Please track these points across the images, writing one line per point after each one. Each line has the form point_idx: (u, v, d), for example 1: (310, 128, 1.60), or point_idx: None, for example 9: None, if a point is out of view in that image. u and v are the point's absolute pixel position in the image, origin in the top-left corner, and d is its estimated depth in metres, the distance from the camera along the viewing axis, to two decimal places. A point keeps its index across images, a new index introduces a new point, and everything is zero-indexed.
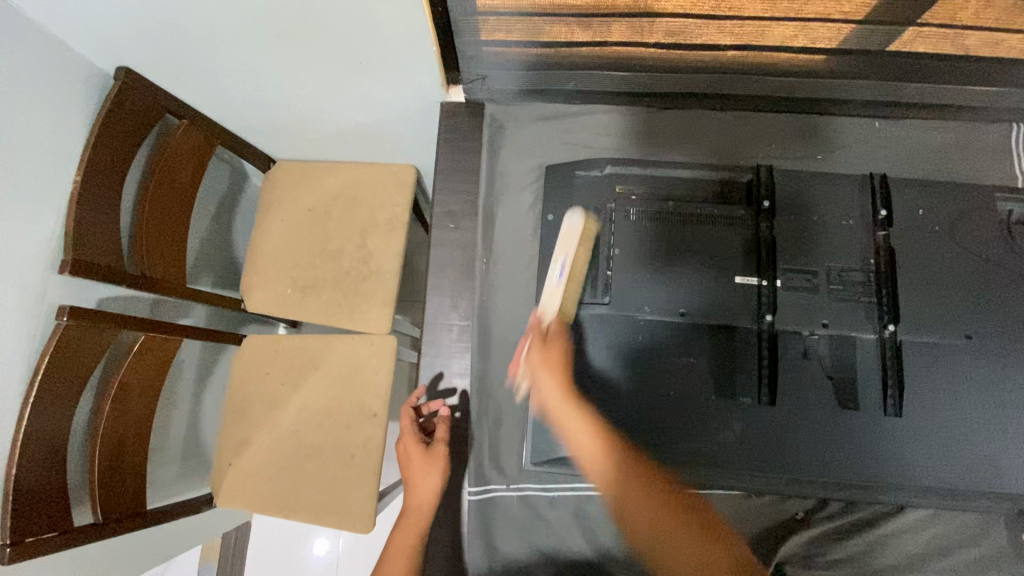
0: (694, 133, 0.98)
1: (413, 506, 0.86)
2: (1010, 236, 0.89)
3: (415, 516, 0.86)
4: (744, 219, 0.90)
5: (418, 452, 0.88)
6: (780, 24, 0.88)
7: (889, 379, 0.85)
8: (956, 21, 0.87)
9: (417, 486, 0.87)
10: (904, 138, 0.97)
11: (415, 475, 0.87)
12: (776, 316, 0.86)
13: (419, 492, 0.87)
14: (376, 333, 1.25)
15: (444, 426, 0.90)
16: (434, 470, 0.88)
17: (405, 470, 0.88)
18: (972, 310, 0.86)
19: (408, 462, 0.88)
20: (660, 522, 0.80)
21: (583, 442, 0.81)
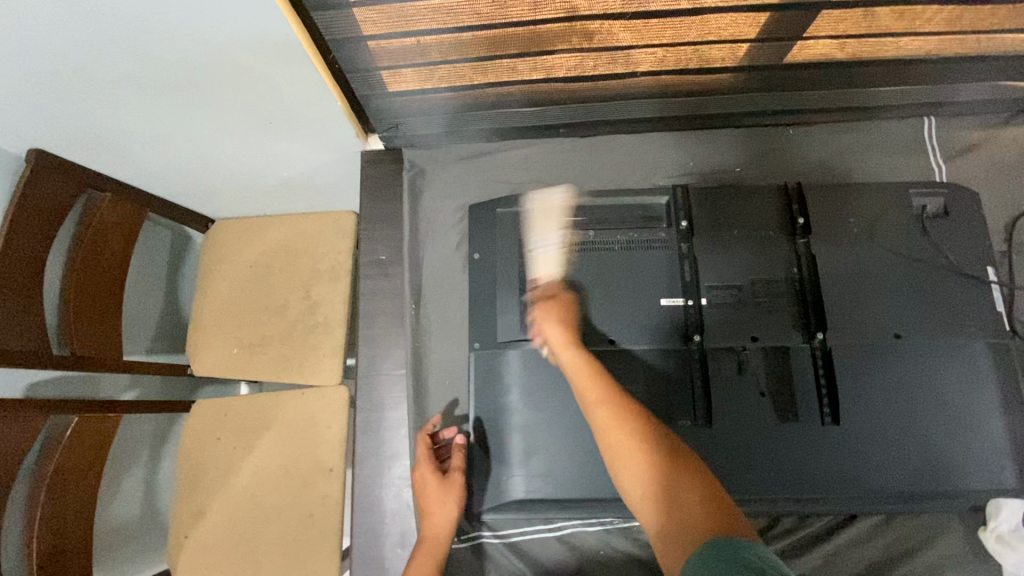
0: (614, 158, 1.00)
1: (427, 535, 0.82)
2: (926, 232, 0.90)
3: (432, 545, 0.82)
4: (664, 241, 0.90)
5: (435, 482, 0.83)
6: (675, 50, 0.88)
7: (823, 386, 0.85)
8: (841, 33, 0.86)
9: (433, 516, 0.82)
10: (816, 143, 0.99)
11: (431, 504, 0.83)
12: (703, 335, 0.86)
13: (437, 522, 0.82)
14: (326, 385, 1.23)
15: (461, 454, 0.86)
16: (450, 501, 0.83)
17: (423, 501, 0.84)
18: (898, 307, 0.87)
19: (425, 490, 0.83)
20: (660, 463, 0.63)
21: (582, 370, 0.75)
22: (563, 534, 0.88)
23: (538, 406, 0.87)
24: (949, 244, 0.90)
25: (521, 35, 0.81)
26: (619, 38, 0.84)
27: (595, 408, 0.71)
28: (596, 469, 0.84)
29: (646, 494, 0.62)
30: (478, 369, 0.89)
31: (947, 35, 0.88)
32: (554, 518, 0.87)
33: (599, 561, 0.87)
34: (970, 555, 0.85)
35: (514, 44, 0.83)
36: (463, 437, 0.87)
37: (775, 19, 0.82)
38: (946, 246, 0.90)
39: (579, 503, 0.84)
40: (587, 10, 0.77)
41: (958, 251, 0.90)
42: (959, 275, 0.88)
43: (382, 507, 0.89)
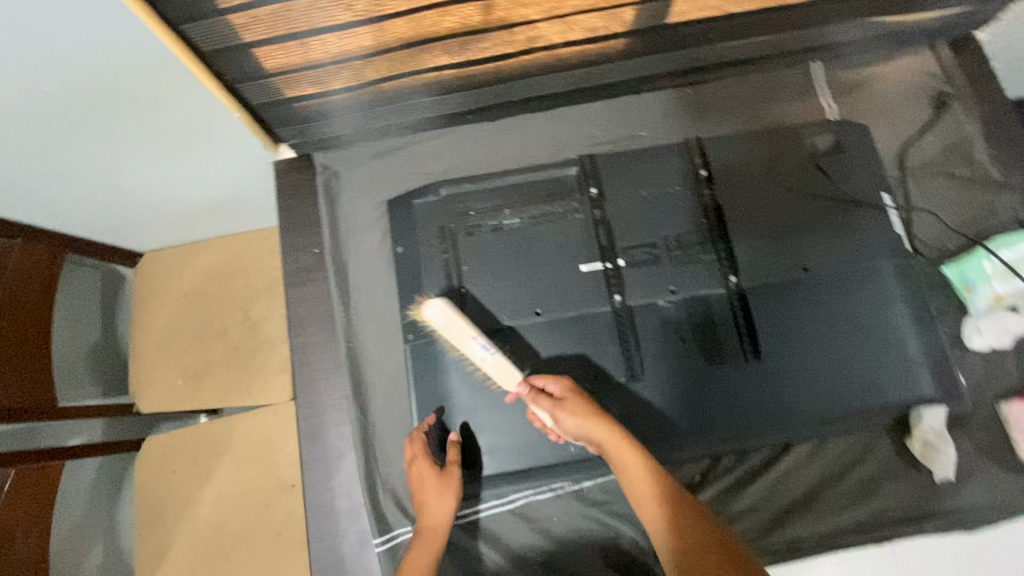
0: (524, 138, 1.02)
1: (426, 526, 0.80)
2: (820, 168, 0.95)
3: (432, 536, 0.80)
4: (578, 209, 0.92)
5: (433, 475, 0.82)
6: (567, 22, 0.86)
7: (743, 325, 0.89)
8: None
9: (431, 508, 0.81)
10: (713, 98, 1.03)
11: (429, 495, 0.82)
12: (625, 294, 0.89)
13: (437, 514, 0.81)
14: (279, 402, 1.22)
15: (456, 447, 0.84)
16: (450, 493, 0.81)
17: (420, 494, 0.82)
18: (802, 240, 0.91)
19: (423, 483, 0.82)
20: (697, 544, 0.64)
21: (635, 465, 0.71)
22: (518, 506, 0.88)
23: (476, 386, 0.88)
24: (842, 175, 0.95)
25: (406, 29, 0.80)
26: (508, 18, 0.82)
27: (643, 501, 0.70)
28: (540, 437, 0.86)
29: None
30: (414, 359, 0.90)
31: None
32: (507, 491, 0.88)
33: (557, 526, 0.88)
34: (904, 466, 0.89)
35: (399, 36, 0.81)
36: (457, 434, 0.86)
37: None
38: (841, 179, 0.95)
39: (527, 472, 0.86)
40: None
41: (852, 183, 0.95)
42: (853, 205, 0.94)
43: (336, 509, 0.88)
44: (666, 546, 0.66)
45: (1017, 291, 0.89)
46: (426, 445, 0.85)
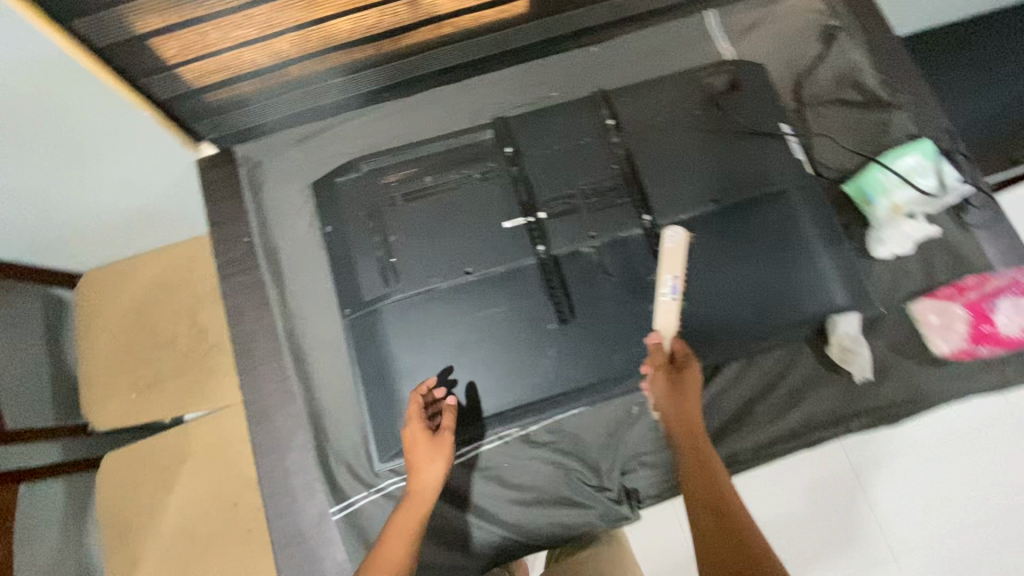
0: (441, 110, 1.06)
1: (413, 489, 0.80)
2: (719, 107, 1.00)
3: (418, 501, 0.79)
4: (496, 170, 0.95)
5: (426, 439, 0.81)
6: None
7: (661, 260, 0.93)
8: None
9: (421, 470, 0.80)
10: (613, 54, 1.10)
11: (420, 457, 0.81)
12: (548, 244, 0.92)
13: (426, 479, 0.80)
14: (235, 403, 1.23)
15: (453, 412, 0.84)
16: (440, 458, 0.81)
17: (411, 456, 0.82)
18: (708, 174, 0.97)
19: (414, 446, 0.81)
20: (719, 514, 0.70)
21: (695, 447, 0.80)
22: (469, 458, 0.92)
23: (415, 349, 0.90)
24: (739, 111, 1.01)
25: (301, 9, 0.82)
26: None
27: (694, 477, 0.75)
28: (482, 389, 0.90)
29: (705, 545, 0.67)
30: (354, 331, 0.92)
31: None
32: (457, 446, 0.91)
33: (507, 471, 0.93)
34: (825, 372, 0.95)
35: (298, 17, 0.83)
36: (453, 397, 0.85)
37: None
38: (740, 115, 1.01)
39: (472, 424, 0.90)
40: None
41: (750, 117, 1.01)
42: (753, 136, 1.00)
43: (292, 486, 0.90)
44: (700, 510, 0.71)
45: (911, 198, 0.96)
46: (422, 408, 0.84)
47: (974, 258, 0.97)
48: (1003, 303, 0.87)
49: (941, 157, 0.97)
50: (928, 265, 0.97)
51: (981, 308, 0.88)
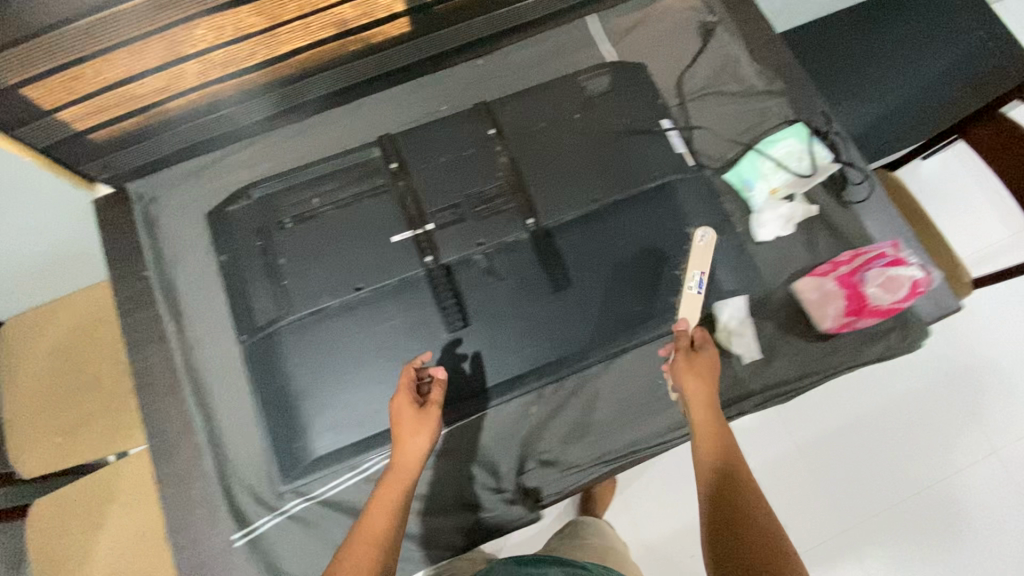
0: (335, 133, 1.08)
1: (396, 464, 0.80)
2: (597, 109, 1.03)
3: (401, 475, 0.80)
4: (383, 186, 0.96)
5: (411, 412, 0.82)
6: (334, 11, 0.90)
7: (548, 260, 0.97)
8: None
9: (407, 444, 0.80)
10: (502, 65, 1.13)
11: (405, 431, 0.81)
12: (437, 255, 0.94)
13: (409, 453, 0.80)
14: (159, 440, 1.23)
15: (440, 389, 0.85)
16: (424, 432, 0.82)
17: (395, 430, 0.82)
18: (590, 175, 1.00)
19: (400, 419, 0.82)
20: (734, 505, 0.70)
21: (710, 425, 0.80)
22: (369, 473, 0.90)
23: (312, 369, 0.92)
24: (620, 112, 1.03)
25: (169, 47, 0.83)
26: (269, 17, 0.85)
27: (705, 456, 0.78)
28: (380, 403, 0.91)
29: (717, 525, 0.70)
30: (252, 356, 0.93)
31: None
32: (357, 461, 0.90)
33: (412, 484, 0.93)
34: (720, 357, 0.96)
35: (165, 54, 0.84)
36: (445, 372, 0.86)
37: None
38: (621, 114, 1.03)
39: (371, 440, 0.89)
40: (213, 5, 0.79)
41: (630, 115, 1.04)
42: (633, 135, 1.02)
43: (195, 520, 0.89)
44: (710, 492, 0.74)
45: (786, 181, 1.00)
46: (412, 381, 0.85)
47: (854, 236, 1.01)
48: (872, 274, 0.88)
49: (814, 140, 1.01)
50: (811, 246, 1.01)
51: (853, 282, 0.90)
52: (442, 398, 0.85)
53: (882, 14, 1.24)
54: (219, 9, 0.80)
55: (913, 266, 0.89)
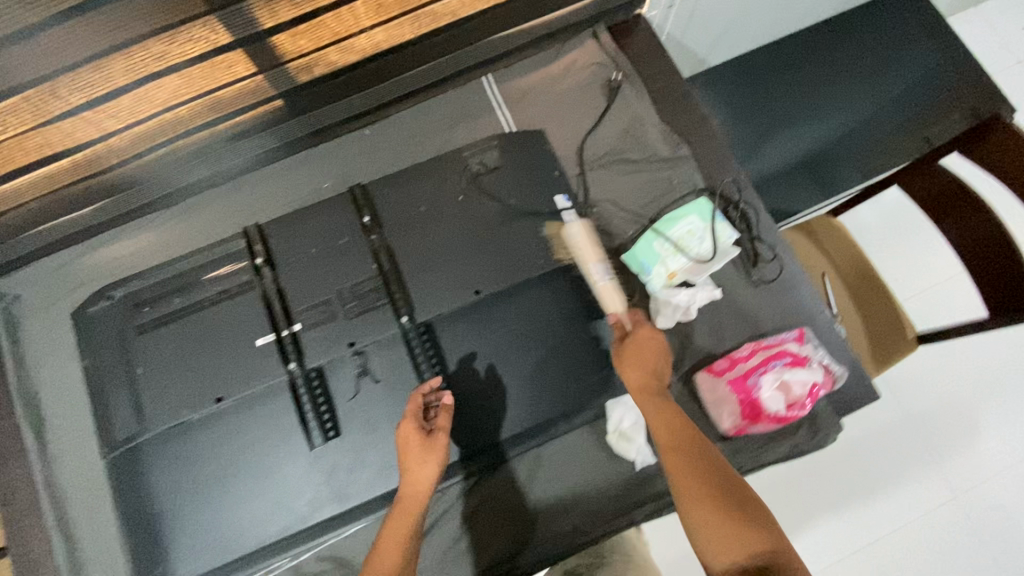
0: (211, 215, 1.00)
1: (405, 492, 0.77)
2: (482, 189, 0.95)
3: (410, 503, 0.76)
4: (248, 283, 0.90)
5: (416, 441, 0.77)
6: (181, 91, 0.86)
7: (428, 358, 0.89)
8: (330, 32, 0.88)
9: (411, 472, 0.77)
10: (390, 133, 1.03)
11: (411, 459, 0.77)
12: (302, 361, 0.87)
13: (416, 480, 0.77)
14: None
15: (448, 415, 0.80)
16: (432, 461, 0.76)
17: (401, 458, 0.78)
18: (475, 264, 0.91)
19: (404, 446, 0.78)
20: (712, 500, 0.65)
21: (660, 422, 0.73)
22: None
23: (169, 487, 0.85)
24: (508, 190, 0.95)
25: None
26: (100, 103, 0.80)
27: (666, 452, 0.71)
28: (242, 524, 0.85)
29: (696, 518, 0.65)
30: (112, 471, 0.88)
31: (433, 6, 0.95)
32: None
33: None
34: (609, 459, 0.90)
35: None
36: (451, 396, 0.80)
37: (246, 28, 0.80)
38: (509, 193, 0.95)
39: (233, 563, 0.85)
40: (23, 98, 0.74)
41: (519, 195, 0.95)
42: (525, 217, 0.94)
43: None
44: (680, 487, 0.67)
45: (684, 266, 0.92)
46: (422, 409, 0.81)
47: (763, 322, 0.93)
48: (767, 377, 0.83)
49: (718, 217, 0.93)
50: (716, 334, 0.93)
51: (748, 387, 0.83)
52: (450, 425, 0.79)
53: (794, 57, 1.45)
54: (32, 92, 0.74)
55: (812, 369, 0.83)
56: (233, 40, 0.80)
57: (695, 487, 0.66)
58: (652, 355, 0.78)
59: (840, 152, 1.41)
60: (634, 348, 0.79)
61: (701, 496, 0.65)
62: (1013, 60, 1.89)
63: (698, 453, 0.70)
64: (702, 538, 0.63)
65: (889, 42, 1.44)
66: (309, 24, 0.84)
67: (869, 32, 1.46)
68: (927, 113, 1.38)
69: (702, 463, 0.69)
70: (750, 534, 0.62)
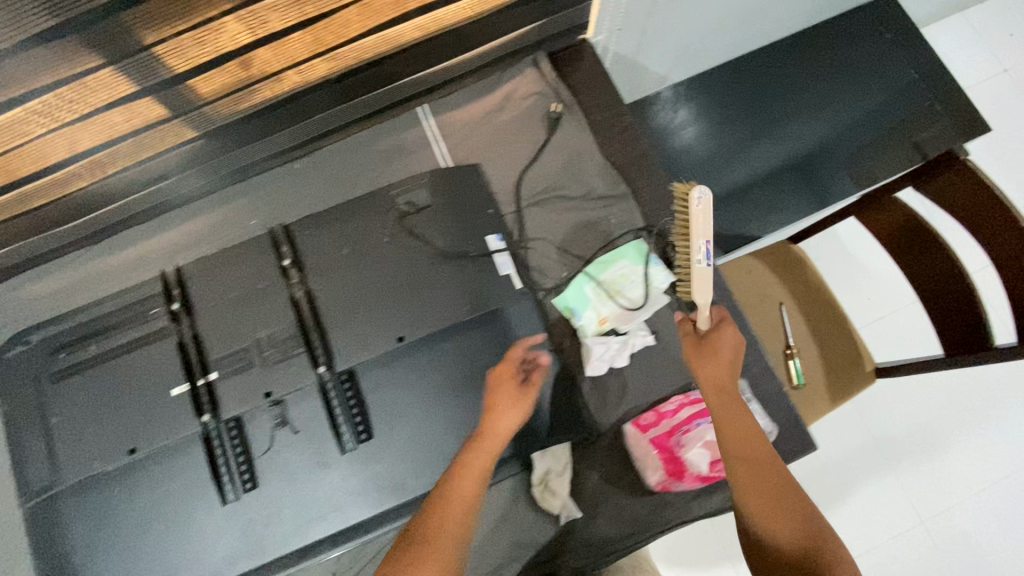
0: (132, 254, 0.96)
1: (490, 429, 0.75)
2: (408, 230, 0.91)
3: (498, 439, 0.75)
4: (164, 329, 0.87)
5: (511, 387, 0.79)
6: (87, 128, 0.83)
7: (348, 407, 0.86)
8: (242, 67, 0.85)
9: (501, 415, 0.76)
10: (321, 167, 1.00)
11: (501, 401, 0.77)
12: (216, 412, 0.85)
13: (501, 425, 0.76)
14: None
15: (541, 372, 0.82)
16: (518, 408, 0.77)
17: (489, 401, 0.77)
18: (397, 311, 0.88)
19: (496, 392, 0.79)
20: (775, 484, 0.66)
21: (725, 405, 0.72)
22: None
23: (80, 541, 0.83)
24: (435, 232, 0.92)
25: None
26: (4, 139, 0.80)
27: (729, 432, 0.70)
28: None
29: (761, 496, 0.65)
30: (26, 523, 0.86)
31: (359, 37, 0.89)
32: None
33: None
34: (536, 515, 0.86)
35: None
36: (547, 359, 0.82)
37: (145, 69, 0.77)
38: (436, 234, 0.92)
39: None
40: None
41: (448, 236, 0.92)
42: (451, 260, 0.91)
43: None
44: (742, 468, 0.67)
45: (615, 312, 0.90)
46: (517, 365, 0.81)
47: None
48: (689, 436, 0.81)
49: (651, 259, 0.91)
50: (651, 383, 0.89)
51: (668, 445, 0.82)
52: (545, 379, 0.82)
53: (752, 79, 1.47)
54: None
55: None
56: (137, 89, 0.79)
57: (761, 471, 0.66)
58: (733, 338, 0.78)
59: (791, 174, 1.44)
60: (714, 342, 0.78)
61: (763, 479, 0.66)
62: (999, 70, 1.80)
63: (757, 440, 0.69)
64: (763, 516, 0.64)
65: (846, 65, 1.46)
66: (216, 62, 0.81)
67: (827, 53, 1.47)
68: (875, 141, 1.43)
69: (763, 450, 0.68)
70: (804, 523, 0.63)
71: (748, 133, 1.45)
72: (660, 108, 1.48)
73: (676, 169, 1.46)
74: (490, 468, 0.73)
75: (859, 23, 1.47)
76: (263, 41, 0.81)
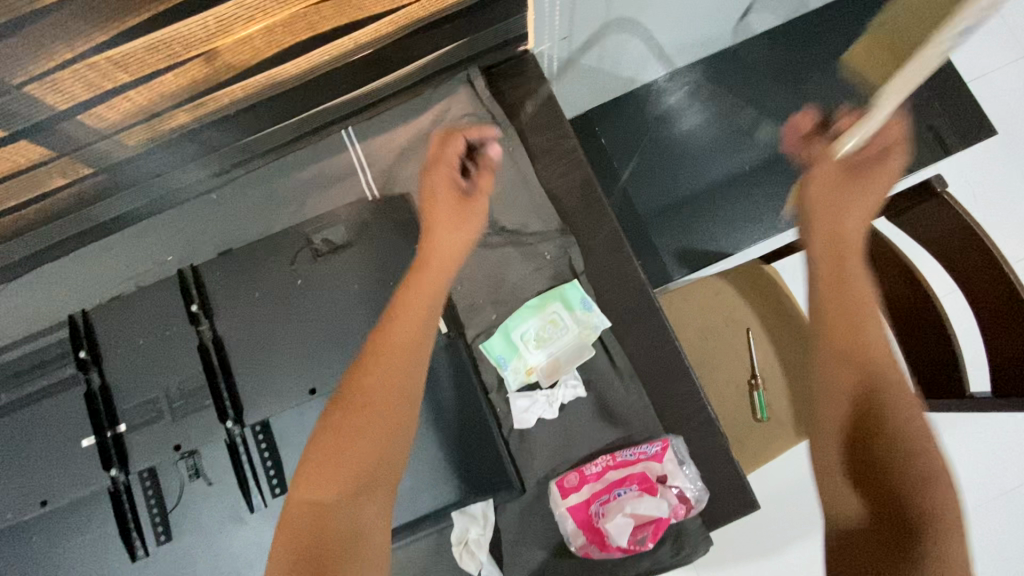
0: (45, 291, 0.93)
1: (427, 259, 0.76)
2: (322, 271, 0.87)
3: (429, 273, 0.75)
4: (72, 378, 0.84)
5: (454, 198, 0.80)
6: None
7: (261, 461, 0.82)
8: (133, 101, 0.73)
9: (437, 237, 0.78)
10: (241, 198, 0.95)
11: (437, 222, 0.79)
12: (126, 466, 0.82)
13: (438, 245, 0.77)
14: None
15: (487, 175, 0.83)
16: (462, 227, 0.79)
17: (430, 222, 0.79)
18: (313, 360, 0.84)
19: (443, 194, 0.80)
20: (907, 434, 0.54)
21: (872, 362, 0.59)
22: None
23: None
24: (354, 274, 0.86)
25: None
26: None
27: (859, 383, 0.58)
28: None
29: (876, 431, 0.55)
30: None
31: (265, 61, 0.77)
32: None
33: None
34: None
35: None
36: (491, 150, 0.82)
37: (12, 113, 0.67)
38: (354, 276, 0.86)
39: None
40: None
41: (367, 277, 0.86)
42: (371, 303, 0.85)
43: None
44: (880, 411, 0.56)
45: (543, 363, 0.86)
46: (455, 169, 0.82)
47: (634, 424, 0.83)
48: (610, 505, 0.77)
49: (584, 305, 0.88)
50: (581, 435, 0.84)
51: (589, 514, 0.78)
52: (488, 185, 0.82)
53: (762, 63, 1.34)
54: None
55: (663, 495, 0.77)
56: (11, 131, 0.69)
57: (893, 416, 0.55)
58: (825, 182, 0.69)
59: None
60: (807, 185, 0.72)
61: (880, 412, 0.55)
62: None
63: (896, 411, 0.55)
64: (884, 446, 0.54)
65: None
66: (98, 99, 0.70)
67: (835, 34, 1.34)
68: None
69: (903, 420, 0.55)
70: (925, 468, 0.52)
71: (753, 121, 1.34)
72: (660, 94, 1.35)
73: (677, 160, 1.34)
74: (418, 333, 0.71)
75: (872, 1, 1.34)
76: (152, 78, 0.71)
